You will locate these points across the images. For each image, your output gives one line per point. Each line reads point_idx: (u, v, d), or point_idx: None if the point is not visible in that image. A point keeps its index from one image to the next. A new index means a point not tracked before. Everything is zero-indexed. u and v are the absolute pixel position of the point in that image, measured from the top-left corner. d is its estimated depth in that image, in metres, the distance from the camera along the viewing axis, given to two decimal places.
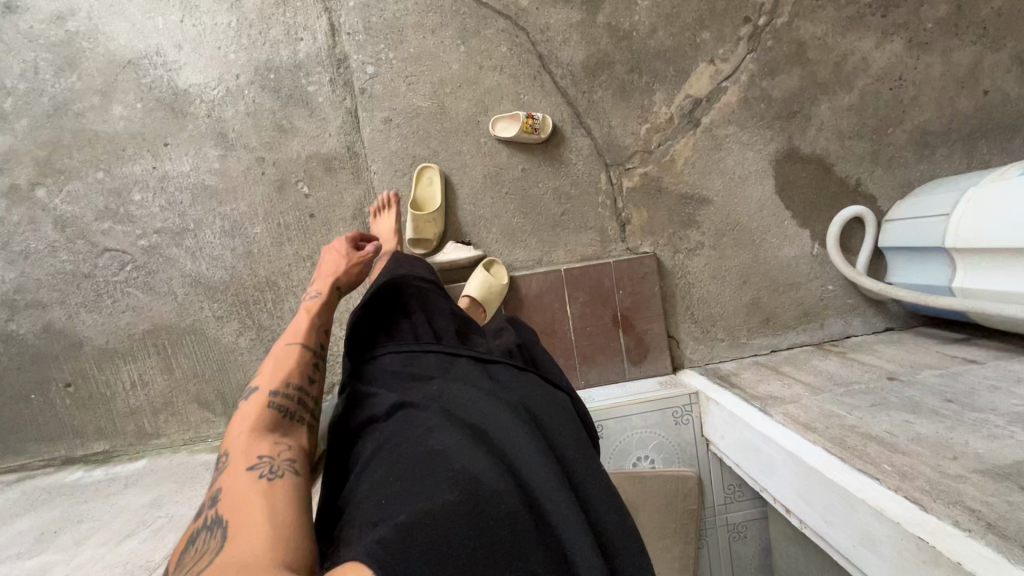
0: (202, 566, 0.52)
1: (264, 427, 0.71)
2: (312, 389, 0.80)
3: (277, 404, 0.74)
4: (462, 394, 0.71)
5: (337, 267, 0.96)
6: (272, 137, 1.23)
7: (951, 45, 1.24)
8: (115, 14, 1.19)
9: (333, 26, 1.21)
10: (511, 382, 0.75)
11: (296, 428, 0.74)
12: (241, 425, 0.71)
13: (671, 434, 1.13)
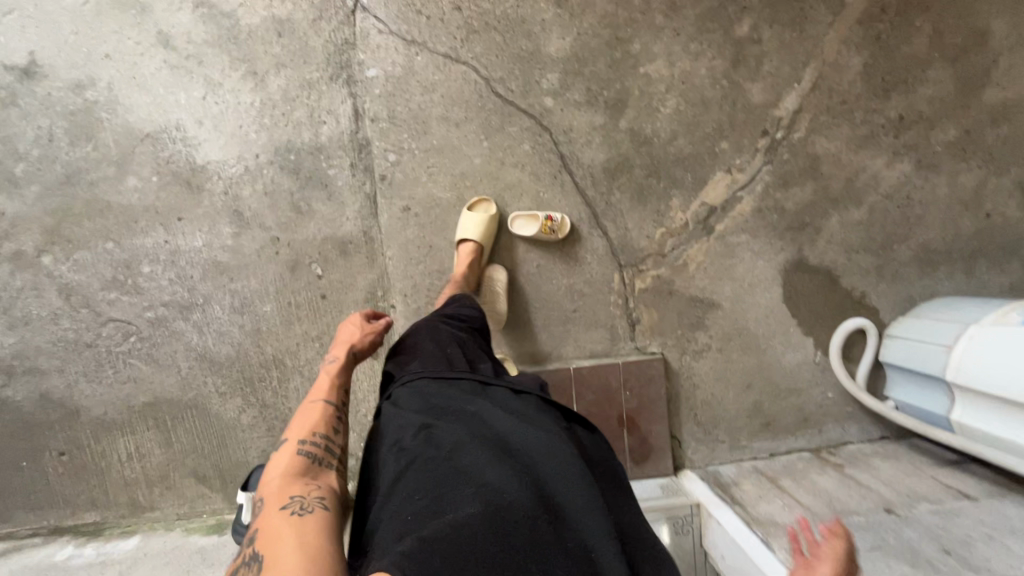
0: None
1: (295, 472, 0.80)
2: (338, 438, 0.89)
3: (306, 452, 0.83)
4: (494, 413, 0.77)
5: (353, 336, 1.04)
6: (289, 218, 1.22)
7: (957, 168, 1.29)
8: (136, 86, 1.17)
9: (357, 112, 1.21)
10: (534, 403, 0.81)
11: (324, 471, 0.82)
12: (274, 472, 0.80)
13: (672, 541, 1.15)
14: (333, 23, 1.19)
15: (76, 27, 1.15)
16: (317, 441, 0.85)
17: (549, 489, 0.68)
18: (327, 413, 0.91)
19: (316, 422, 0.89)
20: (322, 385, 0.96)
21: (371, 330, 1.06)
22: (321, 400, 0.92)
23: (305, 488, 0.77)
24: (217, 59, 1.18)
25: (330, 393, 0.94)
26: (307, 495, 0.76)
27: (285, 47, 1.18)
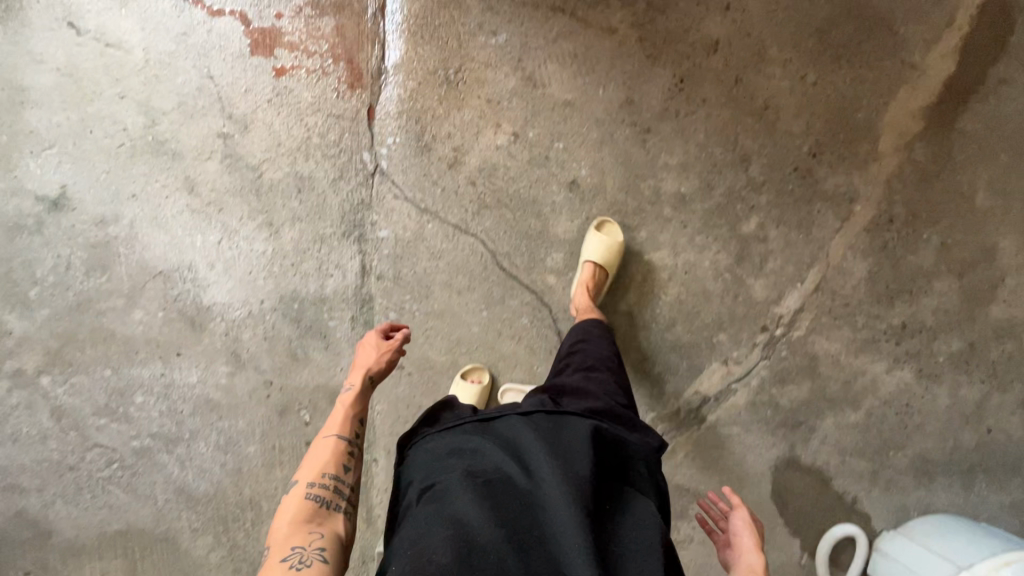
0: None
1: (300, 519, 0.76)
2: (348, 477, 0.83)
3: (313, 496, 0.79)
4: (489, 446, 0.78)
5: (370, 358, 0.97)
6: (284, 364, 1.24)
7: (959, 379, 1.27)
8: (156, 226, 1.22)
9: (364, 268, 1.24)
10: (537, 426, 0.79)
11: (331, 517, 0.78)
12: (281, 518, 0.76)
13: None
14: (351, 184, 1.23)
15: (109, 166, 1.21)
16: (324, 482, 0.80)
17: (532, 520, 0.70)
18: (337, 449, 0.85)
19: (326, 460, 0.83)
20: (336, 416, 0.90)
21: (388, 348, 0.99)
22: (332, 434, 0.86)
23: (306, 541, 0.73)
24: (237, 208, 1.22)
25: (341, 427, 0.88)
26: (308, 546, 0.73)
27: (302, 202, 1.23)
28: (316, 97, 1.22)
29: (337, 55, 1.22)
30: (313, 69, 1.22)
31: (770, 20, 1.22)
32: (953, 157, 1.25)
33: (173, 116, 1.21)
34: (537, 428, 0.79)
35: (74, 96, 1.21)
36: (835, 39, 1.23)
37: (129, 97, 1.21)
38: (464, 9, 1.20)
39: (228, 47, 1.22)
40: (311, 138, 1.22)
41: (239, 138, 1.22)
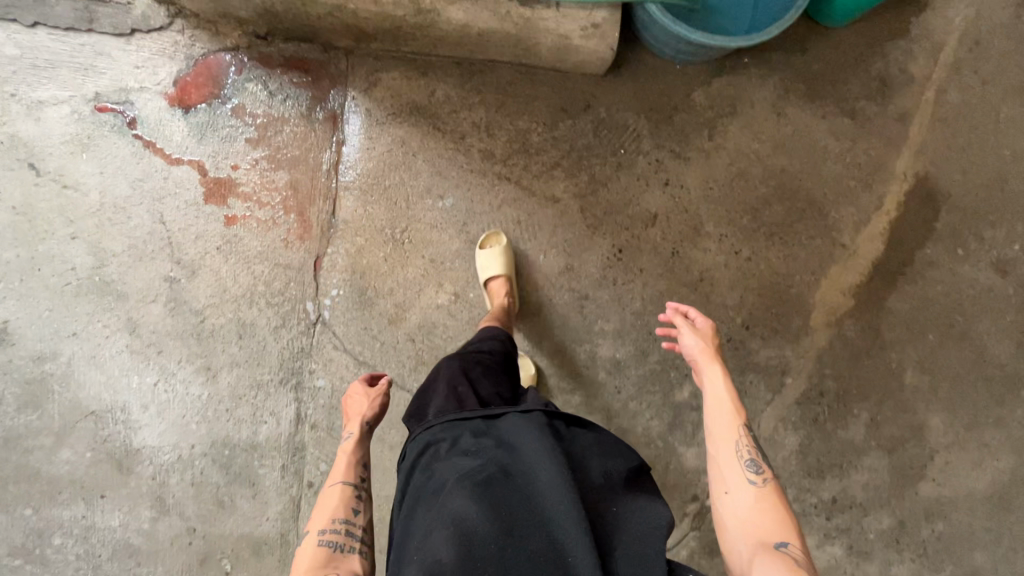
0: None
1: (317, 565, 0.75)
2: (359, 520, 0.83)
3: (327, 542, 0.78)
4: (489, 447, 0.76)
5: (362, 405, 0.98)
6: (209, 511, 1.22)
7: (890, 557, 1.25)
8: (94, 365, 1.22)
9: (299, 416, 1.24)
10: (537, 426, 0.76)
11: (346, 561, 0.77)
12: (298, 568, 0.75)
13: (751, 533, 0.68)
14: (292, 332, 1.25)
15: (53, 304, 1.23)
16: (335, 527, 0.80)
17: (533, 511, 0.69)
18: (344, 494, 0.85)
19: (335, 507, 0.83)
20: (341, 463, 0.89)
21: (377, 392, 1.00)
22: (338, 480, 0.86)
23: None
24: (176, 351, 1.23)
25: (345, 473, 0.88)
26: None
27: (242, 348, 1.24)
28: (264, 246, 1.25)
29: (288, 206, 1.26)
30: (264, 220, 1.26)
31: (708, 197, 1.28)
32: (882, 335, 1.29)
33: (122, 258, 1.24)
34: (537, 427, 0.76)
35: (27, 234, 1.23)
36: (769, 217, 1.29)
37: (80, 237, 1.24)
38: (414, 172, 1.25)
39: (182, 194, 1.25)
40: (257, 286, 1.25)
41: (185, 282, 1.24)
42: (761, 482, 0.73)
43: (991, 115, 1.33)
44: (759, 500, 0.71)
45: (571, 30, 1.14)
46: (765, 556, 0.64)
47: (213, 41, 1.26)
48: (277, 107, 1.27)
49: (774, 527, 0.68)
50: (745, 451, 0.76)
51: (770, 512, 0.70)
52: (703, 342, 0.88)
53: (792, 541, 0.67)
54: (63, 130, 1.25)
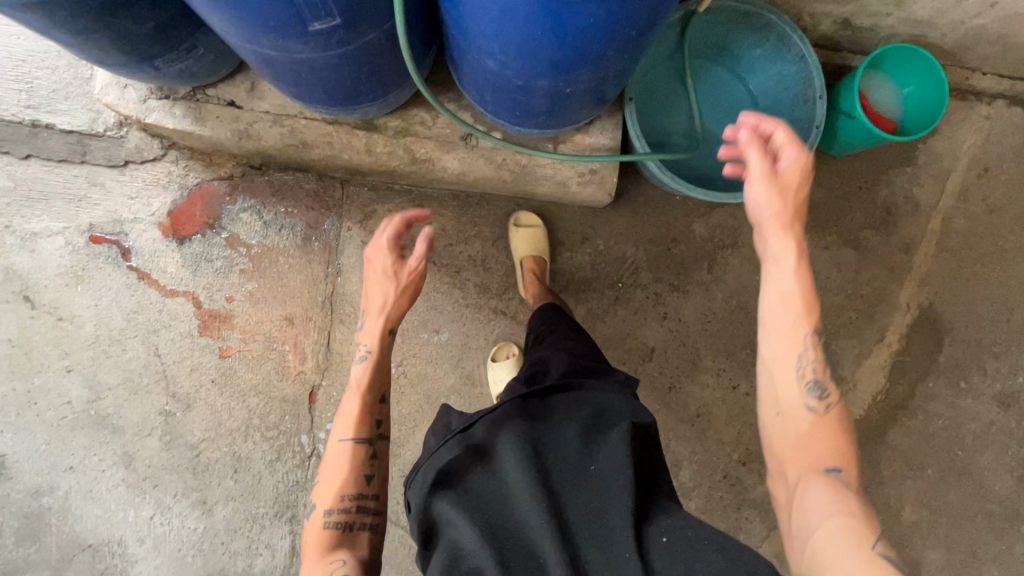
0: None
1: (326, 546, 0.79)
2: (369, 489, 0.83)
3: (334, 522, 0.80)
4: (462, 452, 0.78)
5: (386, 300, 0.90)
6: None
7: None
8: (91, 498, 1.23)
9: (294, 549, 1.24)
10: (503, 426, 0.78)
11: (355, 541, 0.80)
12: (309, 548, 0.79)
13: (800, 455, 0.67)
14: (287, 465, 1.25)
15: (50, 437, 1.23)
16: (343, 507, 0.81)
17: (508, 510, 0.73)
18: (358, 459, 0.84)
19: (344, 480, 0.82)
20: (351, 418, 0.86)
21: (403, 275, 0.91)
22: (348, 440, 0.84)
23: (328, 566, 0.76)
24: (172, 484, 1.24)
25: (357, 428, 0.85)
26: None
27: (237, 481, 1.24)
28: (259, 379, 1.25)
29: (282, 338, 1.26)
30: (259, 352, 1.25)
31: (706, 330, 1.27)
32: (881, 469, 1.28)
33: (117, 392, 1.24)
34: (503, 421, 0.79)
35: (22, 367, 1.23)
36: None
37: (76, 370, 1.24)
38: (409, 305, 1.24)
39: (177, 326, 1.25)
40: (252, 419, 1.25)
41: (181, 416, 1.24)
42: (822, 410, 0.68)
43: (998, 243, 1.31)
44: (814, 430, 0.68)
45: (568, 177, 1.12)
46: (811, 484, 0.64)
47: (207, 171, 1.25)
48: (272, 238, 1.26)
49: (827, 450, 0.67)
50: (805, 363, 0.69)
51: (826, 436, 0.67)
52: (778, 205, 0.71)
53: (842, 468, 0.66)
54: (58, 261, 1.24)
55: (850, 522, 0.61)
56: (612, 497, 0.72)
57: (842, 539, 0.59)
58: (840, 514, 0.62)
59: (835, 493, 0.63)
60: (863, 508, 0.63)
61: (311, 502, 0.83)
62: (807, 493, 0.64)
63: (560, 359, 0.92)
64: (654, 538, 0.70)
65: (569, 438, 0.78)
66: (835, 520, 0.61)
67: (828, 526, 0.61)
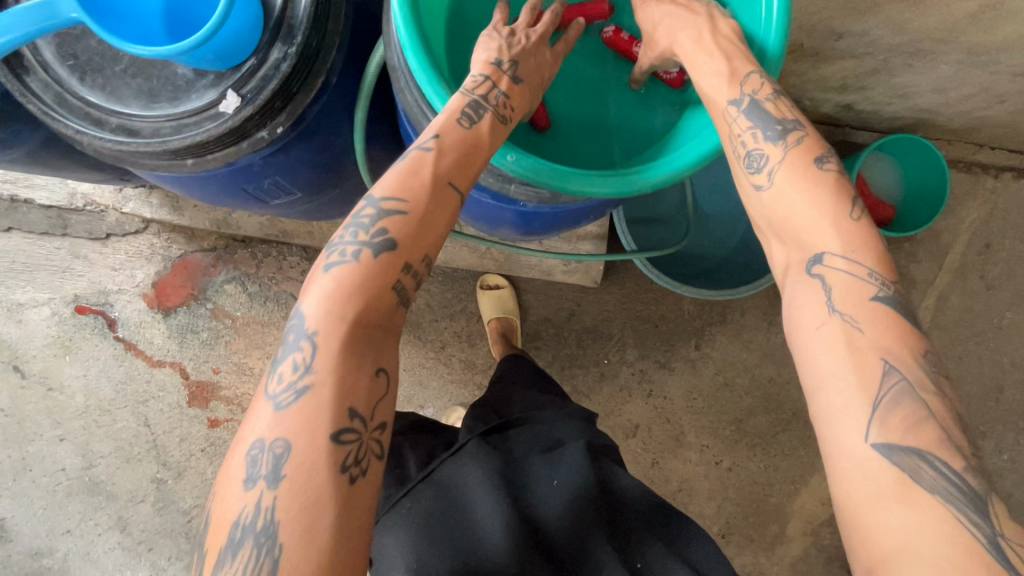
0: (288, 512, 0.50)
1: (368, 313, 0.57)
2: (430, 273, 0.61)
3: (399, 279, 0.58)
4: (431, 499, 0.80)
5: (540, 75, 0.68)
6: None
7: None
8: (89, 560, 1.26)
9: None
10: (474, 467, 0.82)
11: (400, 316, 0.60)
12: (344, 292, 0.56)
13: (790, 256, 0.57)
14: None
15: (47, 502, 1.26)
16: (415, 263, 0.59)
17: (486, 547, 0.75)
18: (450, 214, 0.61)
19: (432, 204, 0.60)
20: (412, 211, 0.59)
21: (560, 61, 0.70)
22: (455, 188, 0.61)
23: (369, 369, 0.56)
24: (166, 548, 1.27)
25: (452, 176, 0.61)
26: (371, 412, 0.55)
27: None
28: None
29: None
30: None
31: (691, 408, 1.27)
32: None
33: (110, 459, 1.26)
34: (474, 462, 0.82)
35: (17, 435, 1.26)
36: (751, 428, 1.27)
37: (68, 439, 1.26)
38: None
39: (166, 397, 1.26)
40: None
41: (173, 483, 1.27)
42: (766, 182, 0.59)
43: (993, 320, 1.28)
44: (780, 204, 0.58)
45: (552, 266, 1.18)
46: (800, 308, 0.54)
47: (190, 243, 1.24)
48: (256, 309, 1.26)
49: (807, 238, 0.56)
50: (734, 120, 0.62)
51: (796, 197, 0.57)
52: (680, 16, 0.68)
53: (831, 248, 0.54)
54: (45, 332, 1.25)
55: (848, 383, 0.49)
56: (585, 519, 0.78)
57: (839, 416, 0.49)
58: (837, 378, 0.50)
59: (828, 343, 0.51)
60: (842, 243, 0.54)
61: (368, 223, 0.58)
62: (795, 311, 0.55)
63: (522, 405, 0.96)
64: (634, 564, 0.76)
65: (538, 470, 0.83)
66: (837, 388, 0.49)
67: (826, 392, 0.50)
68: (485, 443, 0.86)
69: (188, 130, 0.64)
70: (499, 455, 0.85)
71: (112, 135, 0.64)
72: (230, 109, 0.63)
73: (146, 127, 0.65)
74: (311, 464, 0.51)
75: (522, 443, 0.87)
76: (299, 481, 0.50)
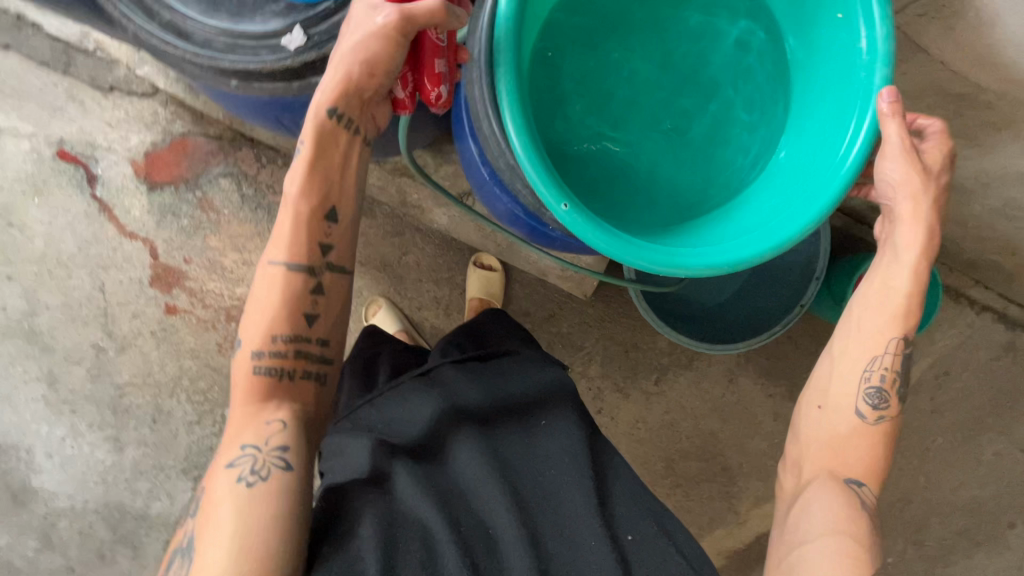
0: (196, 536, 0.59)
1: (251, 385, 0.64)
2: (311, 348, 0.67)
3: (270, 360, 0.65)
4: (400, 415, 0.77)
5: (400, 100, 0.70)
6: (90, 561, 1.26)
7: None
8: (8, 403, 1.24)
9: (193, 504, 1.25)
10: (440, 390, 0.79)
11: (281, 389, 0.65)
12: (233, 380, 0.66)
13: (826, 457, 0.72)
14: (205, 431, 1.25)
15: None
16: (279, 346, 0.65)
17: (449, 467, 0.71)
18: (318, 296, 0.67)
19: (302, 293, 0.66)
20: (286, 299, 0.65)
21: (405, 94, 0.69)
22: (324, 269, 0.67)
23: (259, 418, 0.63)
24: (90, 414, 1.25)
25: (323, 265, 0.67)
26: (264, 441, 0.62)
27: (153, 431, 1.25)
28: (198, 344, 1.24)
29: (231, 314, 1.24)
30: (204, 319, 1.24)
31: (633, 435, 1.30)
32: None
33: (55, 314, 1.23)
34: (441, 385, 0.80)
35: None
36: (681, 470, 1.32)
37: (16, 280, 1.22)
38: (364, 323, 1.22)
39: (128, 270, 1.23)
40: (181, 379, 1.25)
41: (113, 355, 1.24)
42: (868, 420, 0.71)
43: (925, 440, 1.36)
44: (859, 433, 0.71)
45: (549, 268, 1.20)
46: (828, 484, 0.70)
47: (196, 124, 1.20)
48: (245, 213, 1.22)
49: (855, 456, 0.71)
50: (887, 353, 0.71)
51: (875, 445, 0.71)
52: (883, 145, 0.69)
53: (866, 481, 0.70)
54: (20, 167, 1.19)
55: (847, 541, 0.65)
56: (559, 464, 0.74)
57: (836, 556, 0.64)
58: (845, 534, 0.66)
59: (845, 513, 0.67)
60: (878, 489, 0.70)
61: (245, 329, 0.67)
62: (825, 488, 0.70)
63: (510, 341, 0.93)
64: (622, 539, 0.71)
65: (510, 394, 0.80)
66: (841, 538, 0.65)
67: (833, 539, 0.65)
68: (456, 370, 0.83)
69: (242, 52, 0.67)
70: (468, 381, 0.81)
71: (160, 30, 0.67)
72: (291, 46, 0.66)
73: (199, 34, 0.68)
74: (215, 491, 0.60)
75: (492, 374, 0.83)
76: (202, 520, 0.59)
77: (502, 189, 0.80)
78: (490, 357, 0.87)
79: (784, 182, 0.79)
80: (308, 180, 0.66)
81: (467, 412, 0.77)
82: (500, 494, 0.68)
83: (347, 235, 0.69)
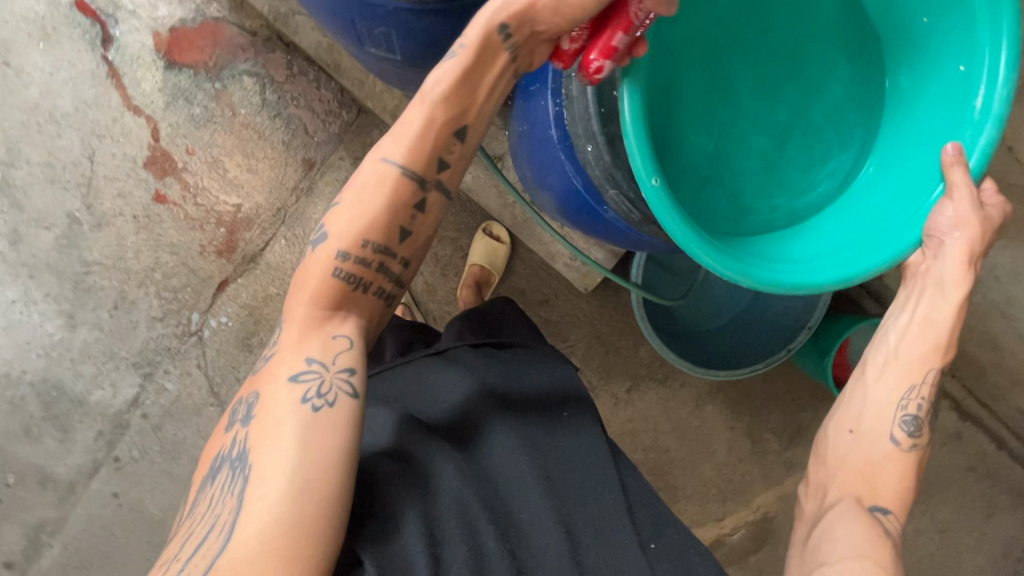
0: (251, 451, 0.55)
1: (325, 291, 0.60)
2: (395, 266, 0.62)
3: (351, 266, 0.60)
4: (419, 393, 0.75)
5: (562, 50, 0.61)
6: (15, 432, 1.20)
7: None
8: None
9: (136, 401, 1.20)
10: (460, 370, 0.76)
11: (355, 300, 0.61)
12: (301, 282, 0.61)
13: (855, 481, 0.68)
14: (166, 329, 1.20)
15: None
16: (366, 254, 0.60)
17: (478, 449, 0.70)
18: (413, 213, 0.62)
19: (402, 203, 0.61)
20: (379, 209, 0.60)
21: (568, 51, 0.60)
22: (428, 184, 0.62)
23: (328, 329, 0.59)
24: (47, 284, 1.18)
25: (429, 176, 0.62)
26: (333, 360, 0.58)
27: (112, 317, 1.19)
28: (180, 240, 1.19)
29: (221, 218, 1.18)
30: (192, 216, 1.18)
31: None
32: None
33: (33, 171, 1.15)
34: (461, 364, 0.78)
35: None
36: None
37: (0, 125, 1.14)
38: None
39: (124, 145, 1.15)
40: (153, 271, 1.19)
41: (86, 229, 1.17)
42: (903, 446, 0.68)
43: None
44: (892, 460, 0.67)
45: (558, 254, 1.18)
46: (854, 508, 0.66)
47: (233, 12, 1.13)
48: (262, 118, 1.16)
49: (883, 484, 0.67)
50: (925, 382, 0.69)
51: (907, 474, 0.68)
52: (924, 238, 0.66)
53: (892, 510, 0.66)
54: (33, 7, 1.10)
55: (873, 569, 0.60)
56: (588, 453, 0.73)
57: None
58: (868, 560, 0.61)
59: (870, 539, 0.63)
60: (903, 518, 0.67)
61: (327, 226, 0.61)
62: (853, 513, 0.65)
63: (519, 329, 0.90)
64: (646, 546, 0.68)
65: (531, 381, 0.78)
66: (862, 562, 0.61)
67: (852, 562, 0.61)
68: (474, 353, 0.81)
69: None
70: (488, 363, 0.78)
71: None
72: None
73: None
74: (277, 404, 0.56)
75: (514, 360, 0.81)
76: (258, 433, 0.56)
77: (569, 158, 0.71)
78: (505, 344, 0.84)
79: (842, 208, 0.68)
80: (447, 87, 0.60)
81: (494, 393, 0.74)
82: (533, 482, 0.67)
83: (466, 158, 0.64)
